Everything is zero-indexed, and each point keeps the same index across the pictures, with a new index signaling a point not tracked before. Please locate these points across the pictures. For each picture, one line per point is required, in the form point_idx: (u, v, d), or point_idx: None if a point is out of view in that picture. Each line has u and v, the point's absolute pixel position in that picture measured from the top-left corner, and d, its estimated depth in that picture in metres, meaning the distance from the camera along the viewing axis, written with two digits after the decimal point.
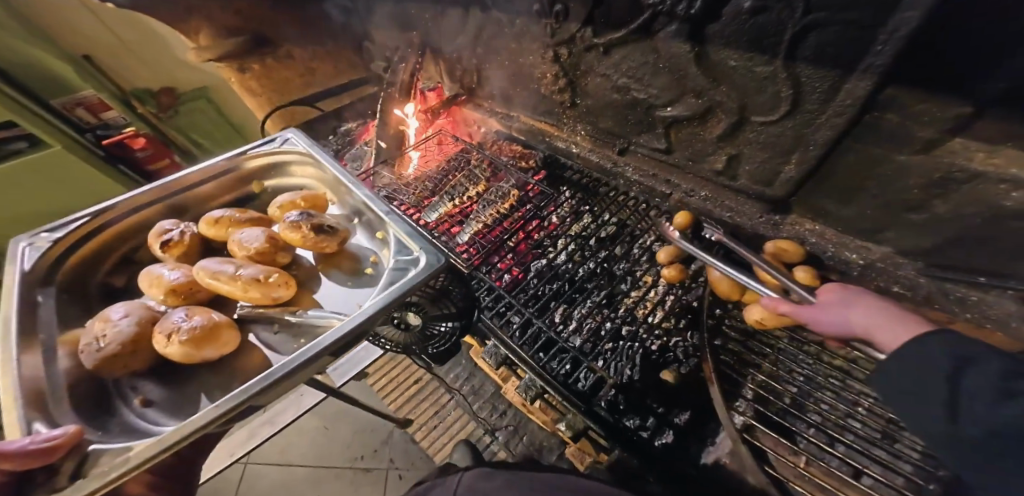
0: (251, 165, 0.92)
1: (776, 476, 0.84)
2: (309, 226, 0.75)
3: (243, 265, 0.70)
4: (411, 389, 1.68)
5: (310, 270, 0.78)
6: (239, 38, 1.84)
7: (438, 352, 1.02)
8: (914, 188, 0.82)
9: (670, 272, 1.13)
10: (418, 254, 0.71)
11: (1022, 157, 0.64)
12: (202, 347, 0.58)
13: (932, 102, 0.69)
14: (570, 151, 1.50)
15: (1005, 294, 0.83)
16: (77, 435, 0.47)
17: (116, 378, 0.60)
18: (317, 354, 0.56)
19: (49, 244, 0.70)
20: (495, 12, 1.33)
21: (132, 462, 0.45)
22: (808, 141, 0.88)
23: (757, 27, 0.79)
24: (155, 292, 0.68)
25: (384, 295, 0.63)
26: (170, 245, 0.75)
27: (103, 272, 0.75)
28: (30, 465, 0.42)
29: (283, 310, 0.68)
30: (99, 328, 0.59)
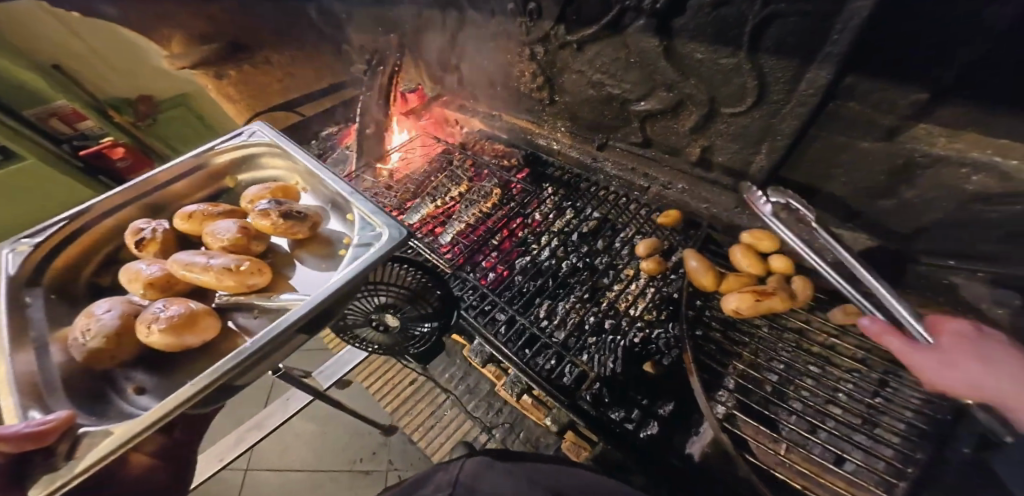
0: (217, 162, 0.83)
1: (757, 464, 0.84)
2: (276, 213, 0.69)
3: (213, 256, 0.65)
4: (408, 390, 1.67)
5: (286, 258, 0.73)
6: (212, 45, 1.88)
7: (422, 351, 1.03)
8: (881, 174, 0.84)
9: (648, 264, 1.13)
10: (381, 229, 0.67)
11: (983, 141, 0.66)
12: (181, 334, 0.55)
13: (889, 91, 0.71)
14: (551, 147, 1.49)
15: (975, 277, 0.85)
16: (70, 419, 0.42)
17: (108, 371, 0.55)
18: (284, 330, 0.52)
19: (31, 248, 0.61)
20: (470, 12, 1.33)
21: (114, 442, 0.42)
22: (776, 131, 0.90)
23: (720, 20, 0.81)
24: (134, 287, 0.63)
25: (350, 269, 0.59)
26: (146, 242, 0.68)
27: (88, 273, 0.67)
28: (23, 448, 0.38)
29: (260, 296, 0.64)
30: (83, 323, 0.54)
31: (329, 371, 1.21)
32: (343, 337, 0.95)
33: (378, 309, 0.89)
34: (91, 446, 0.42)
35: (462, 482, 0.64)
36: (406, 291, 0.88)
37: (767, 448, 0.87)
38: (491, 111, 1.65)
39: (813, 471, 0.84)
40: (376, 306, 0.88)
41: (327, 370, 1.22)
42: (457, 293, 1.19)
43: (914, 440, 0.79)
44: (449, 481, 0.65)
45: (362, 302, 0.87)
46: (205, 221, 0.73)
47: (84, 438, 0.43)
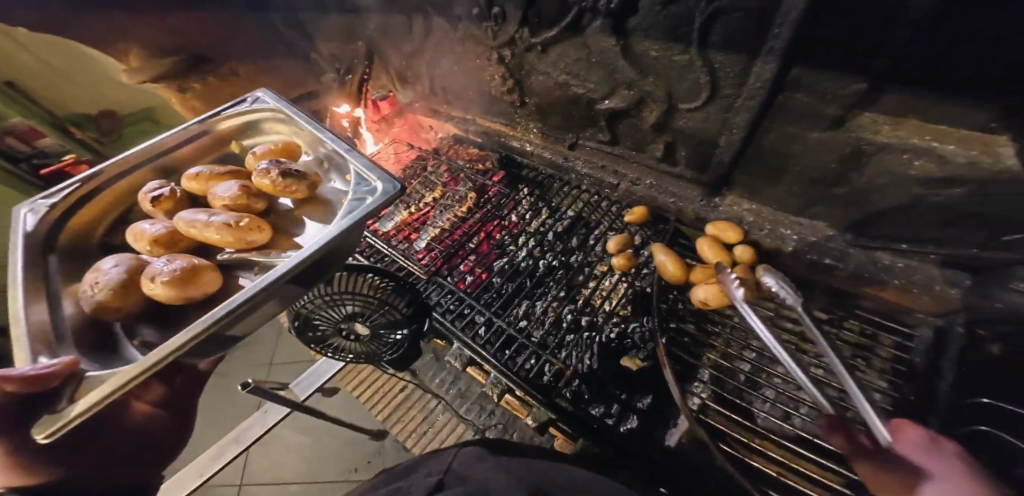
0: (223, 126, 0.81)
1: (734, 454, 0.84)
2: (276, 171, 0.67)
3: (215, 213, 0.64)
4: (398, 397, 1.65)
5: (290, 218, 0.71)
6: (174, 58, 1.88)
7: (398, 358, 0.96)
8: (831, 162, 0.87)
9: (619, 260, 1.14)
10: (376, 183, 0.65)
11: (921, 127, 0.71)
12: (184, 287, 0.54)
13: (832, 81, 0.74)
14: (525, 149, 1.49)
15: (929, 259, 0.88)
16: (73, 365, 0.42)
17: (117, 323, 0.54)
18: (274, 282, 0.51)
19: (48, 208, 0.60)
20: (435, 17, 1.33)
21: (114, 384, 0.41)
22: (731, 125, 0.93)
23: (670, 17, 0.83)
24: (140, 245, 0.62)
25: (339, 224, 0.57)
26: (156, 201, 0.67)
27: (101, 233, 0.66)
28: (28, 390, 0.39)
29: (259, 253, 0.62)
30: (92, 277, 0.54)
31: (306, 382, 1.13)
32: (313, 347, 0.87)
33: (346, 318, 0.80)
34: (90, 388, 0.41)
35: (453, 468, 0.66)
36: (375, 299, 0.79)
37: (739, 436, 0.88)
38: (464, 116, 1.64)
39: (790, 459, 0.83)
40: (344, 315, 0.80)
41: (304, 380, 1.14)
42: (433, 298, 1.17)
43: None
44: (441, 467, 0.67)
45: (329, 309, 0.78)
46: (211, 180, 0.71)
47: (85, 382, 0.42)
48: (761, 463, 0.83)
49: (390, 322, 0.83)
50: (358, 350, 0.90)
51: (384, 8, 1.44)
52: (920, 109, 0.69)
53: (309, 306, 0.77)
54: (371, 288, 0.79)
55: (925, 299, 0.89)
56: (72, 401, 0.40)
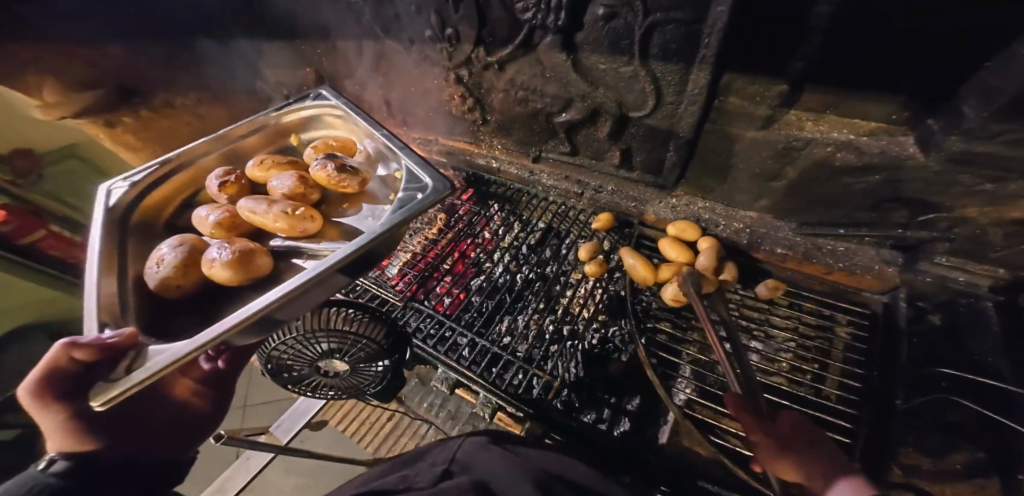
0: (287, 120, 0.93)
1: (725, 444, 0.88)
2: (332, 165, 0.77)
3: (274, 202, 0.72)
4: (387, 426, 1.59)
5: (339, 210, 0.81)
6: (97, 91, 1.78)
7: (382, 392, 0.89)
8: (767, 159, 0.94)
9: (592, 268, 1.15)
10: (427, 182, 0.75)
11: (842, 122, 0.83)
12: (238, 272, 0.61)
13: (759, 84, 0.82)
14: (491, 166, 1.50)
15: (867, 241, 0.97)
16: (130, 338, 0.47)
17: (175, 300, 0.62)
18: (332, 268, 0.58)
19: (128, 184, 0.70)
20: (387, 40, 1.33)
21: (167, 360, 0.45)
22: (678, 130, 0.99)
23: (612, 32, 0.89)
24: (203, 229, 0.71)
25: (396, 216, 0.68)
26: (222, 187, 0.77)
27: (166, 215, 0.75)
28: (92, 357, 0.45)
29: (310, 243, 0.71)
30: (157, 255, 0.62)
31: (287, 424, 1.03)
32: (291, 388, 0.80)
33: (324, 356, 0.75)
34: (149, 360, 0.46)
35: (457, 458, 0.70)
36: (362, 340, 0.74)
37: (728, 428, 0.91)
38: (427, 137, 1.64)
39: None
40: (319, 353, 0.74)
41: (286, 422, 1.04)
42: (412, 324, 1.13)
43: (853, 399, 0.85)
44: (445, 457, 0.71)
45: (301, 349, 0.73)
46: (271, 168, 0.82)
47: (141, 355, 0.46)
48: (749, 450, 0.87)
49: (370, 356, 0.78)
50: (340, 386, 0.83)
51: (335, 34, 1.42)
52: (837, 99, 0.79)
53: (279, 348, 0.72)
54: (344, 323, 0.74)
55: (868, 278, 0.97)
56: (129, 371, 0.44)
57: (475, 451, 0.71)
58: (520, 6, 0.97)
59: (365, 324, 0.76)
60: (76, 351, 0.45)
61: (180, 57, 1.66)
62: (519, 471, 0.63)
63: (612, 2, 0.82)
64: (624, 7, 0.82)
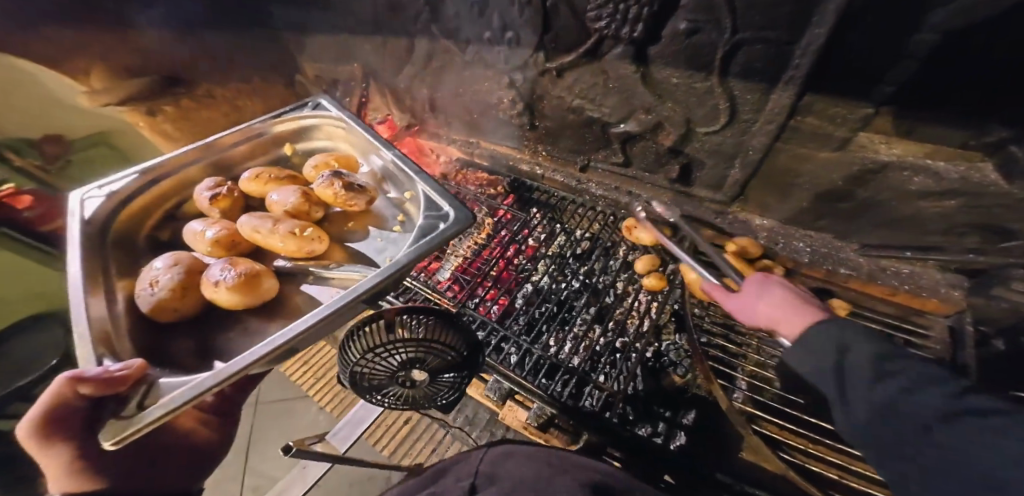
0: (282, 128, 0.93)
1: (791, 460, 0.88)
2: (340, 183, 0.77)
3: (279, 221, 0.71)
4: (403, 428, 1.51)
5: (342, 228, 0.81)
6: (146, 78, 1.81)
7: (449, 402, 0.86)
8: (838, 180, 0.94)
9: (653, 281, 1.15)
10: (447, 210, 0.75)
11: (911, 145, 0.80)
12: (246, 294, 0.62)
13: (841, 107, 0.80)
14: (535, 173, 1.49)
15: (930, 263, 0.98)
16: (140, 369, 0.50)
17: (169, 322, 0.63)
18: (358, 297, 0.60)
19: (107, 194, 0.71)
20: (442, 40, 1.32)
21: (189, 393, 0.48)
22: (747, 147, 1.00)
23: (692, 47, 0.88)
24: (201, 247, 0.71)
25: (416, 247, 0.67)
26: (214, 200, 0.76)
27: (149, 224, 0.76)
28: (99, 391, 0.46)
29: (315, 263, 0.71)
30: (150, 276, 0.62)
31: (344, 432, 1.02)
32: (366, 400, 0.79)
33: (403, 367, 0.73)
34: (162, 396, 0.48)
35: (482, 470, 0.67)
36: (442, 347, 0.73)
37: (793, 442, 0.91)
38: (469, 139, 1.64)
39: (842, 460, 0.87)
40: (399, 364, 0.72)
41: (342, 430, 1.02)
42: None
43: None
44: (470, 470, 0.68)
45: (381, 362, 0.72)
46: (269, 183, 0.81)
47: (153, 388, 0.49)
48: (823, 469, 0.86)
49: (447, 365, 0.76)
50: (413, 398, 0.80)
51: (388, 30, 1.41)
52: (910, 126, 0.76)
53: (361, 363, 0.71)
54: (420, 331, 0.73)
55: (934, 301, 0.98)
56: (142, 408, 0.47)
57: (503, 463, 0.67)
58: (593, 14, 0.96)
59: (442, 332, 0.75)
60: (81, 385, 0.46)
61: (224, 45, 1.67)
62: (559, 479, 0.61)
63: (697, 17, 0.82)
64: (710, 23, 0.82)
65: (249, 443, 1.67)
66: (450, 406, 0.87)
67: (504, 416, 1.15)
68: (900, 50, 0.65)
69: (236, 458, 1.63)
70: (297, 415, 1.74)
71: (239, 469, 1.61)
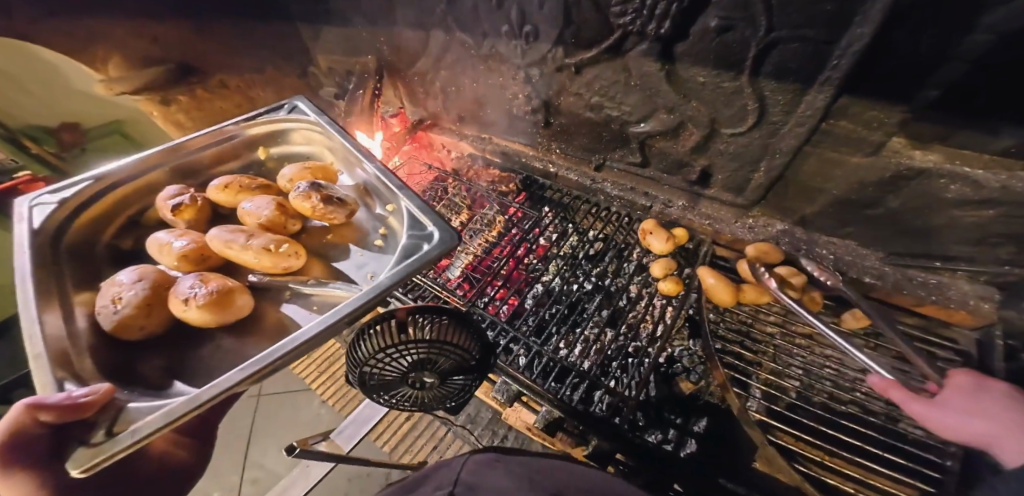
0: (255, 131, 0.92)
1: (808, 473, 0.85)
2: (318, 197, 0.75)
3: (253, 235, 0.69)
4: (405, 426, 1.49)
5: (320, 240, 0.79)
6: (161, 68, 1.77)
7: (457, 405, 0.85)
8: (869, 186, 0.90)
9: (669, 286, 1.11)
10: (431, 230, 0.72)
11: (952, 152, 0.75)
12: (218, 314, 0.60)
13: (878, 110, 0.76)
14: (548, 171, 1.47)
15: (960, 275, 0.93)
16: (105, 394, 0.47)
17: (130, 340, 0.60)
18: (341, 319, 0.58)
19: (56, 204, 0.70)
20: (459, 33, 1.29)
21: (162, 420, 0.45)
22: (774, 150, 0.96)
23: (722, 45, 0.85)
24: (166, 259, 0.69)
25: (401, 269, 0.65)
26: (178, 209, 0.73)
27: (110, 232, 0.75)
28: (63, 419, 0.42)
29: (292, 279, 0.69)
30: (114, 291, 0.60)
31: (348, 431, 1.01)
32: (375, 400, 0.77)
33: (413, 369, 0.71)
34: (133, 422, 0.46)
35: (462, 479, 0.66)
36: (451, 347, 0.71)
37: (810, 454, 0.88)
38: (481, 135, 1.62)
39: (859, 473, 0.84)
40: (408, 366, 0.70)
41: (347, 429, 1.02)
42: None
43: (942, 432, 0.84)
44: (450, 479, 0.67)
45: (391, 363, 0.70)
46: (240, 193, 0.79)
47: (123, 413, 0.47)
48: (843, 485, 0.83)
49: (457, 368, 0.74)
50: (421, 400, 0.79)
51: (403, 21, 1.38)
52: (947, 131, 0.72)
53: (372, 363, 0.69)
54: (429, 331, 0.71)
55: (963, 313, 0.94)
56: (110, 435, 0.44)
57: (484, 474, 0.66)
58: (617, 9, 0.93)
59: (451, 330, 0.73)
60: (41, 413, 0.41)
61: (239, 36, 1.67)
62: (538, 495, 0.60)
63: (730, 14, 0.78)
64: (743, 21, 0.78)
65: (250, 435, 1.69)
66: (458, 409, 0.86)
67: (506, 417, 1.09)
68: (948, 49, 0.61)
69: (237, 449, 1.65)
70: (299, 408, 1.75)
71: (240, 460, 1.63)
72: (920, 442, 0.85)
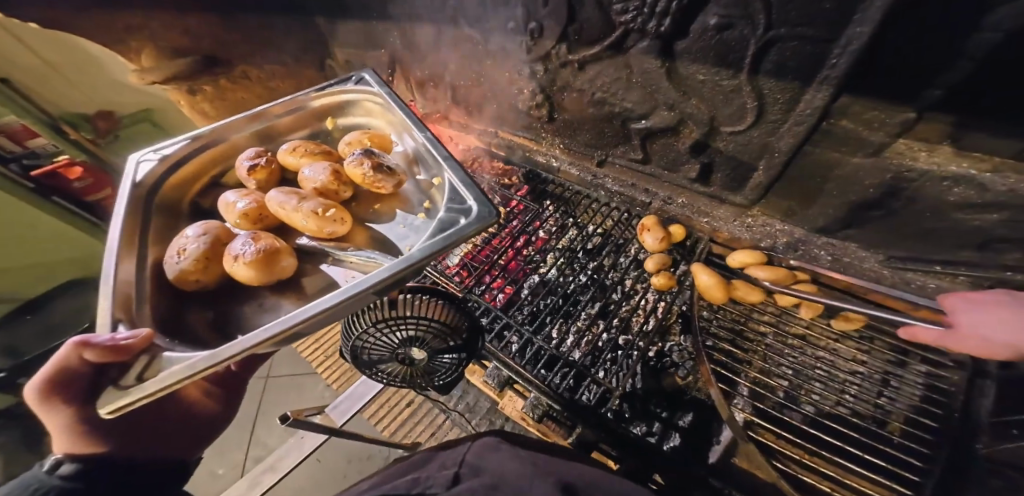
0: (323, 102, 0.90)
1: (785, 469, 0.87)
2: (370, 163, 0.73)
3: (305, 198, 0.69)
4: (406, 412, 1.53)
5: (369, 210, 0.78)
6: (188, 59, 1.87)
7: (446, 383, 0.89)
8: (871, 187, 0.88)
9: (659, 280, 1.13)
10: (470, 204, 0.67)
11: (956, 152, 0.72)
12: (266, 272, 0.60)
13: (879, 110, 0.75)
14: (551, 165, 1.50)
15: (960, 279, 0.91)
16: (146, 340, 0.46)
17: (192, 291, 0.62)
18: (369, 289, 0.55)
19: (157, 159, 0.72)
20: (466, 28, 1.32)
21: (186, 371, 0.43)
22: (773, 149, 0.96)
23: (722, 43, 0.85)
24: (230, 217, 0.70)
25: (433, 242, 0.60)
26: (253, 170, 0.75)
27: (194, 191, 0.76)
28: (102, 359, 0.44)
29: (337, 245, 0.68)
30: (180, 242, 0.62)
31: (343, 406, 1.08)
32: (364, 373, 0.82)
33: (403, 344, 0.75)
34: (163, 370, 0.44)
35: (467, 461, 0.69)
36: (440, 325, 0.74)
37: (791, 453, 0.89)
38: (487, 129, 1.66)
39: (835, 472, 0.85)
40: (398, 341, 0.75)
41: (342, 404, 1.08)
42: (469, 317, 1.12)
43: (923, 437, 0.85)
44: (456, 460, 0.70)
45: (382, 337, 0.74)
46: (304, 156, 0.79)
47: (156, 361, 0.45)
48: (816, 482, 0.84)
49: (445, 347, 0.78)
50: (409, 375, 0.84)
51: (414, 17, 1.41)
52: (955, 132, 0.70)
53: (364, 336, 0.73)
54: (421, 310, 0.74)
55: None
56: (140, 380, 0.44)
57: (489, 458, 0.69)
58: (618, 7, 0.94)
59: (443, 311, 0.76)
60: (87, 350, 0.44)
61: (259, 29, 1.74)
62: (542, 480, 0.62)
63: (729, 12, 0.78)
64: (743, 19, 0.78)
65: (256, 415, 1.78)
66: (448, 388, 0.90)
67: (503, 406, 1.13)
68: (951, 50, 0.60)
69: (243, 428, 1.75)
70: (304, 390, 1.83)
71: (245, 438, 1.72)
72: (903, 445, 0.85)
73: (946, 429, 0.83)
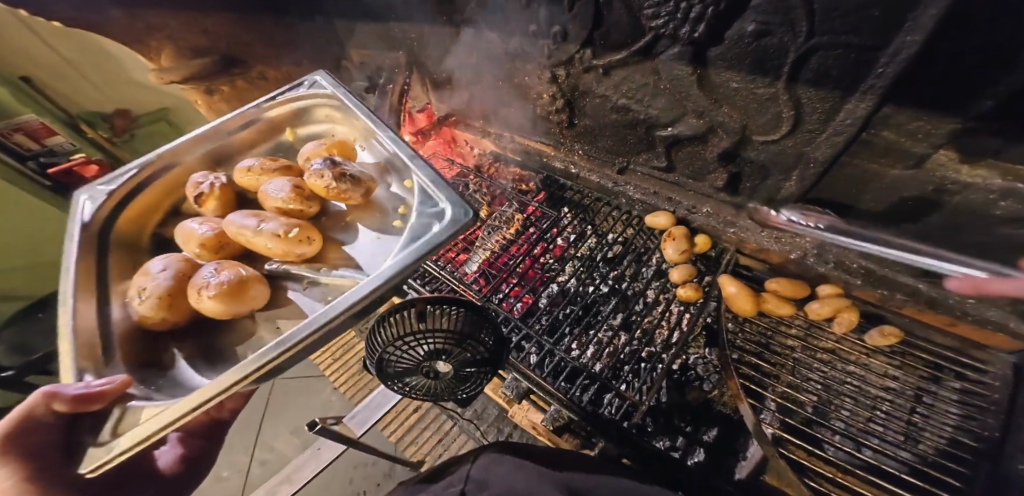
0: (276, 112, 0.85)
1: (818, 487, 0.82)
2: (331, 174, 0.68)
3: (265, 219, 0.65)
4: (414, 417, 1.51)
5: (341, 224, 0.73)
6: (205, 59, 1.87)
7: (468, 396, 0.86)
8: (909, 199, 0.85)
9: (687, 292, 1.10)
10: (443, 206, 0.65)
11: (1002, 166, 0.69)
12: (234, 303, 0.56)
13: (926, 121, 0.71)
14: (570, 171, 1.47)
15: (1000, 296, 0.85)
16: (120, 386, 0.45)
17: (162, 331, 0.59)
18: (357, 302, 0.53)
19: (106, 195, 0.67)
20: (486, 31, 1.30)
21: (161, 420, 0.42)
22: (808, 159, 0.93)
23: (759, 49, 0.82)
24: (190, 248, 0.66)
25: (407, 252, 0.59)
26: (201, 197, 0.71)
27: (155, 223, 0.73)
28: (72, 410, 0.42)
29: (307, 267, 0.65)
30: (142, 281, 0.58)
31: (360, 417, 1.04)
32: (389, 385, 0.79)
33: (428, 358, 0.73)
34: (134, 423, 0.43)
35: (473, 475, 0.66)
36: (462, 337, 0.72)
37: (823, 469, 0.85)
38: (503, 134, 1.65)
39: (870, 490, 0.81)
40: (423, 355, 0.72)
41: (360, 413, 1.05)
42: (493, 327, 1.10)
43: (960, 455, 0.81)
44: (461, 476, 0.67)
45: (408, 350, 0.72)
46: (262, 176, 0.74)
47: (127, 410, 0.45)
48: None
49: (471, 360, 0.75)
50: (434, 389, 0.81)
51: (435, 19, 1.40)
52: (1000, 145, 0.66)
53: (390, 349, 0.71)
54: (449, 322, 0.72)
55: (1001, 337, 0.87)
56: (116, 435, 0.42)
57: (494, 471, 0.67)
58: (650, 12, 0.92)
59: (464, 321, 0.74)
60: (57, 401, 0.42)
61: (277, 29, 1.73)
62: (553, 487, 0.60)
63: (768, 18, 0.76)
64: (782, 26, 0.75)
65: (262, 419, 1.76)
66: (469, 400, 0.87)
67: (513, 413, 1.13)
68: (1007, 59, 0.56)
69: (248, 431, 1.73)
70: (311, 394, 1.81)
71: (250, 441, 1.70)
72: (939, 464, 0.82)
73: (988, 449, 0.79)
